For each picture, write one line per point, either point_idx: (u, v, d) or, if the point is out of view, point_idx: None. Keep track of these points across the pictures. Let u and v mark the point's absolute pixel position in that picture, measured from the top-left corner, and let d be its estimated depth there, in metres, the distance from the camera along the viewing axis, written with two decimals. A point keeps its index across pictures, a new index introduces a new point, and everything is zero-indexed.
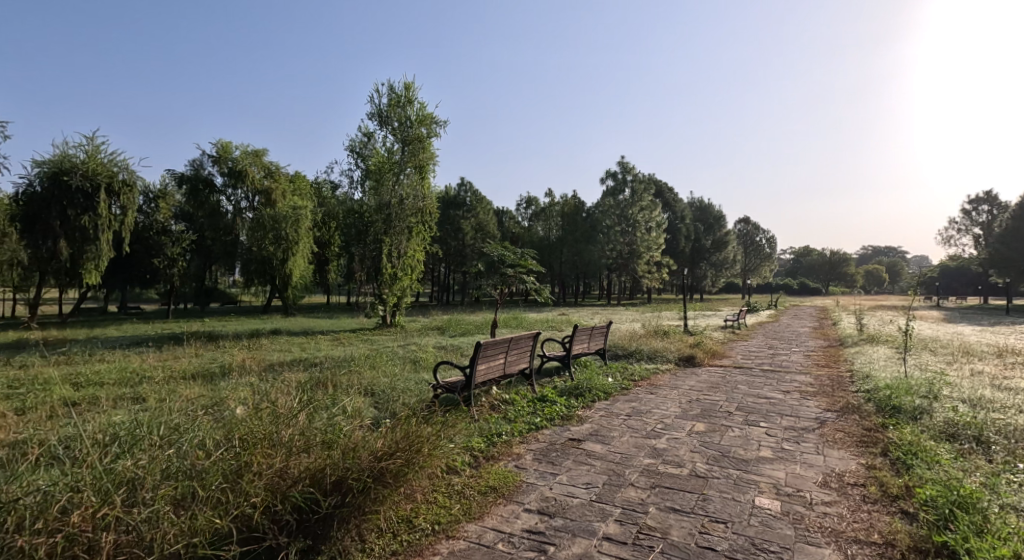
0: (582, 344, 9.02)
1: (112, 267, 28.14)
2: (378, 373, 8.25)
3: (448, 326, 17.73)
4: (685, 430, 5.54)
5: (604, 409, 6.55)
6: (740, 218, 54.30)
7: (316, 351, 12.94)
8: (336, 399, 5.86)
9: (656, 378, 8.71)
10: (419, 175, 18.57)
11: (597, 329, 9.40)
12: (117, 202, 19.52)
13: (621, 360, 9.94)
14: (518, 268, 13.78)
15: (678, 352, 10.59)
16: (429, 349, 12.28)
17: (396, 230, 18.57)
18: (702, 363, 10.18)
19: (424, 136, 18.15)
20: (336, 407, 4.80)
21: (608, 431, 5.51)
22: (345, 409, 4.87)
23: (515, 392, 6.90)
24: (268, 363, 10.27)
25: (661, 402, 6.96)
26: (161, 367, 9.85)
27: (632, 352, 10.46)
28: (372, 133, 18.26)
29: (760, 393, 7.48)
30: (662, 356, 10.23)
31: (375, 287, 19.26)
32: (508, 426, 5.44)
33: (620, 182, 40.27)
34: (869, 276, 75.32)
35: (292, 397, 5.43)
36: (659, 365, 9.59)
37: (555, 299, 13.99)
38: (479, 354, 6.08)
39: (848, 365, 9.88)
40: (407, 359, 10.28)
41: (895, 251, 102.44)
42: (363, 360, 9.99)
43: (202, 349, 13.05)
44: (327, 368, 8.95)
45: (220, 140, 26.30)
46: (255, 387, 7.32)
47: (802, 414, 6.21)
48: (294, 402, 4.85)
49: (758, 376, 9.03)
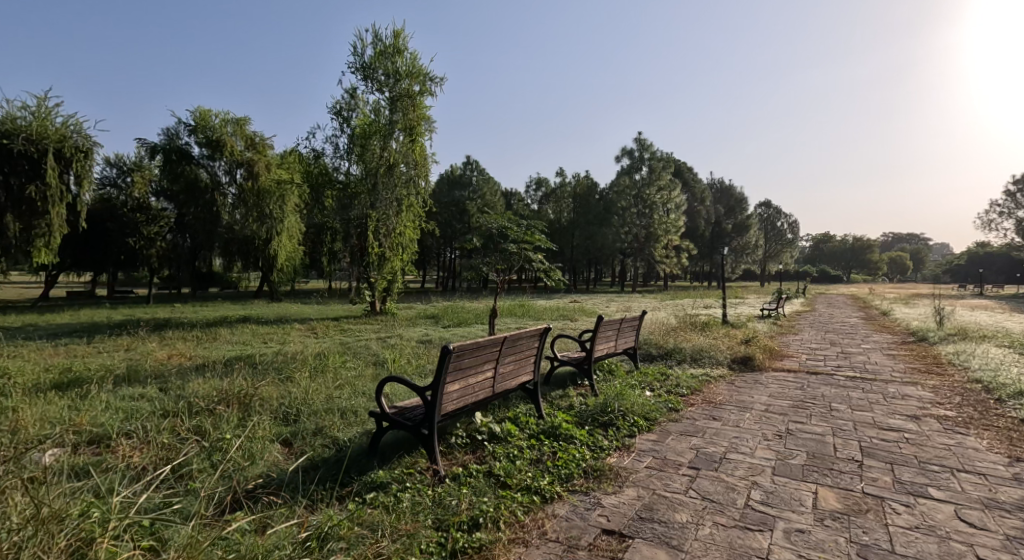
0: (608, 342, 6.57)
1: (85, 248, 26.07)
2: (316, 383, 5.86)
3: (443, 315, 15.34)
4: (810, 513, 3.05)
5: (655, 455, 4.06)
6: (762, 201, 51.36)
7: (275, 344, 10.66)
8: (205, 463, 3.50)
9: (713, 393, 6.23)
10: (410, 140, 16.07)
11: (627, 321, 6.95)
12: (71, 171, 17.38)
13: (657, 363, 7.52)
14: (523, 245, 11.33)
15: (730, 352, 8.07)
16: (410, 343, 9.94)
17: (384, 203, 16.18)
18: (765, 368, 7.66)
19: (416, 92, 15.59)
20: (163, 504, 2.68)
21: (672, 513, 3.07)
22: (185, 503, 2.75)
23: (509, 422, 4.52)
24: (198, 363, 7.92)
25: (736, 437, 4.49)
26: (53, 367, 7.59)
27: (670, 352, 7.98)
28: (356, 91, 15.78)
29: (882, 420, 4.98)
30: (710, 359, 7.75)
31: (361, 269, 16.92)
32: (491, 500, 3.09)
33: (637, 160, 37.39)
34: (894, 264, 71.89)
35: (118, 479, 3.15)
36: (709, 371, 7.17)
37: (569, 284, 11.53)
38: (445, 370, 3.67)
39: (965, 370, 7.33)
40: (377, 356, 7.92)
41: (921, 239, 98.41)
42: (317, 360, 7.62)
43: (142, 342, 10.85)
44: (257, 373, 6.53)
45: (199, 107, 23.85)
46: (125, 409, 4.94)
47: (989, 470, 3.71)
48: (88, 494, 2.72)
49: (851, 388, 6.53)
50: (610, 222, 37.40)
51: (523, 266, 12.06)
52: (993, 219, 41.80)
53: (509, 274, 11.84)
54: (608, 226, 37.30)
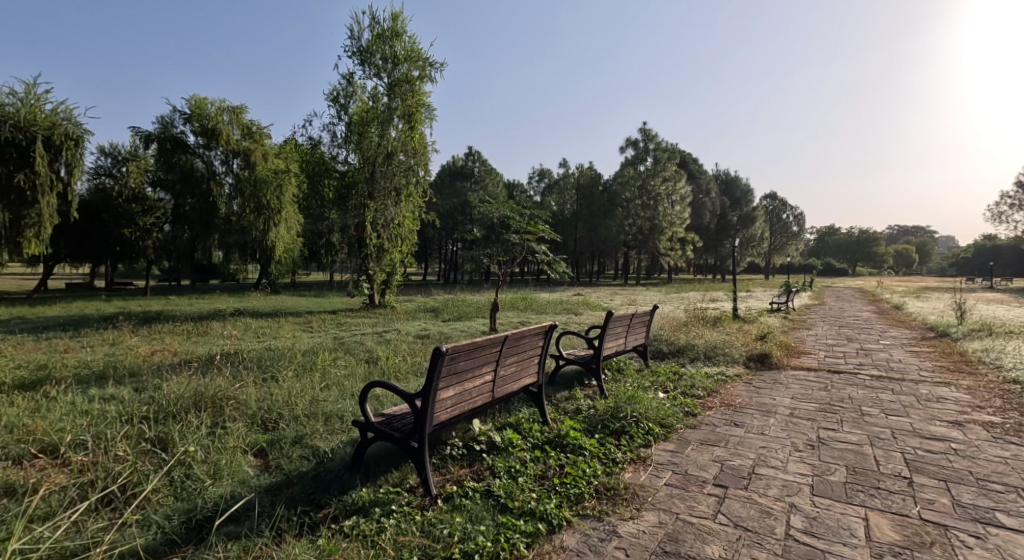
0: (617, 339, 6.11)
1: (81, 239, 25.71)
2: (303, 384, 5.42)
3: (443, 309, 14.89)
4: (866, 548, 2.61)
5: (674, 470, 3.61)
6: (767, 193, 50.69)
7: (267, 340, 10.23)
8: (161, 484, 3.08)
9: (731, 394, 5.77)
10: (410, 127, 15.56)
11: (637, 317, 6.49)
12: (62, 159, 17.00)
13: (668, 361, 7.08)
14: (525, 236, 10.84)
15: (745, 350, 7.60)
16: (407, 338, 9.50)
17: (382, 192, 15.69)
18: (783, 367, 7.19)
19: (415, 78, 15.07)
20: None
21: (702, 548, 2.63)
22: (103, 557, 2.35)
23: (510, 430, 4.09)
24: (182, 360, 7.51)
25: (764, 447, 4.03)
26: (27, 364, 7.17)
27: (681, 349, 7.52)
28: (354, 77, 15.27)
29: (924, 428, 4.50)
30: (724, 357, 7.29)
31: (360, 261, 16.50)
32: (489, 534, 2.69)
33: (641, 151, 36.76)
34: (900, 257, 71.13)
35: (50, 511, 2.74)
36: (724, 371, 6.71)
37: (574, 276, 11.05)
38: (437, 375, 3.22)
39: (998, 369, 6.85)
40: (371, 352, 7.47)
41: (927, 232, 97.38)
42: (307, 357, 7.19)
43: (130, 336, 10.47)
44: (240, 373, 6.09)
45: (194, 95, 23.26)
46: (89, 412, 4.50)
47: None
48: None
49: (880, 388, 6.06)
50: (614, 214, 36.94)
51: (526, 258, 11.60)
52: (1003, 211, 41.08)
53: (511, 266, 11.39)
54: (613, 217, 36.85)
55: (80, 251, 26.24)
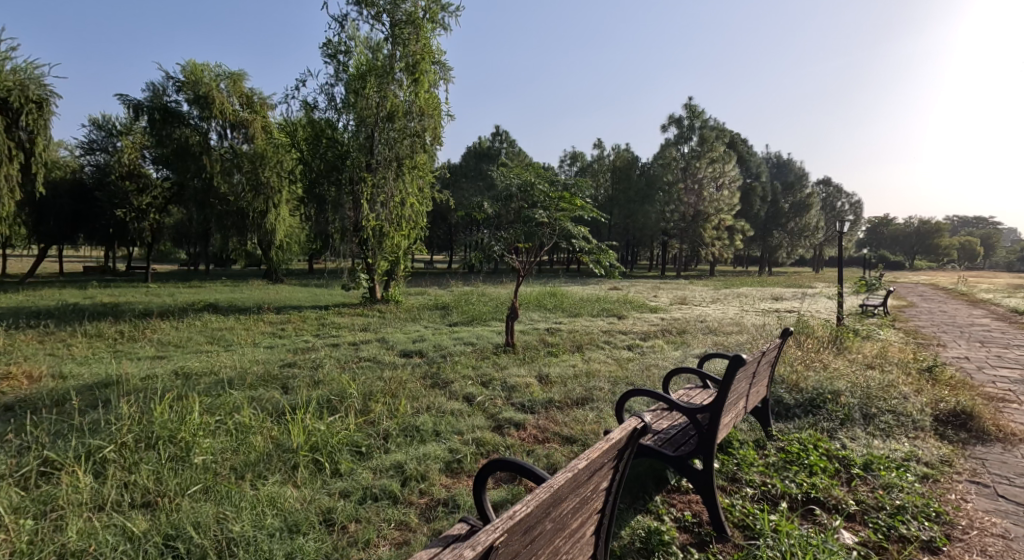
0: (738, 404, 3.17)
1: (73, 219, 23.64)
2: (86, 500, 2.66)
3: (455, 306, 12.10)
4: None
5: None
6: (821, 178, 46.48)
7: (205, 353, 7.51)
8: None
9: (991, 532, 2.74)
10: (415, 82, 12.70)
11: (764, 357, 3.53)
12: (22, 124, 14.59)
13: (802, 428, 4.06)
14: (555, 215, 7.85)
15: (924, 404, 4.49)
16: (384, 357, 6.63)
17: (380, 165, 12.98)
18: (1011, 442, 4.05)
19: (422, 20, 12.28)
20: None
21: None
22: None
23: None
24: (18, 395, 4.77)
25: None
26: None
27: (816, 401, 4.49)
28: (348, 22, 12.49)
29: None
30: (898, 422, 4.19)
31: (356, 246, 13.82)
32: None
33: (686, 130, 33.04)
34: (964, 250, 65.13)
35: None
36: (921, 455, 3.66)
37: (623, 271, 8.01)
38: None
39: None
40: (302, 393, 4.59)
41: (989, 222, 90.10)
42: (193, 397, 4.34)
43: (36, 342, 7.89)
44: (31, 440, 3.28)
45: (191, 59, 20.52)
46: None
47: None
48: None
49: None
50: (653, 199, 33.57)
51: (555, 244, 8.62)
52: None
53: (536, 255, 8.44)
54: (651, 204, 33.58)
55: (74, 232, 24.24)
